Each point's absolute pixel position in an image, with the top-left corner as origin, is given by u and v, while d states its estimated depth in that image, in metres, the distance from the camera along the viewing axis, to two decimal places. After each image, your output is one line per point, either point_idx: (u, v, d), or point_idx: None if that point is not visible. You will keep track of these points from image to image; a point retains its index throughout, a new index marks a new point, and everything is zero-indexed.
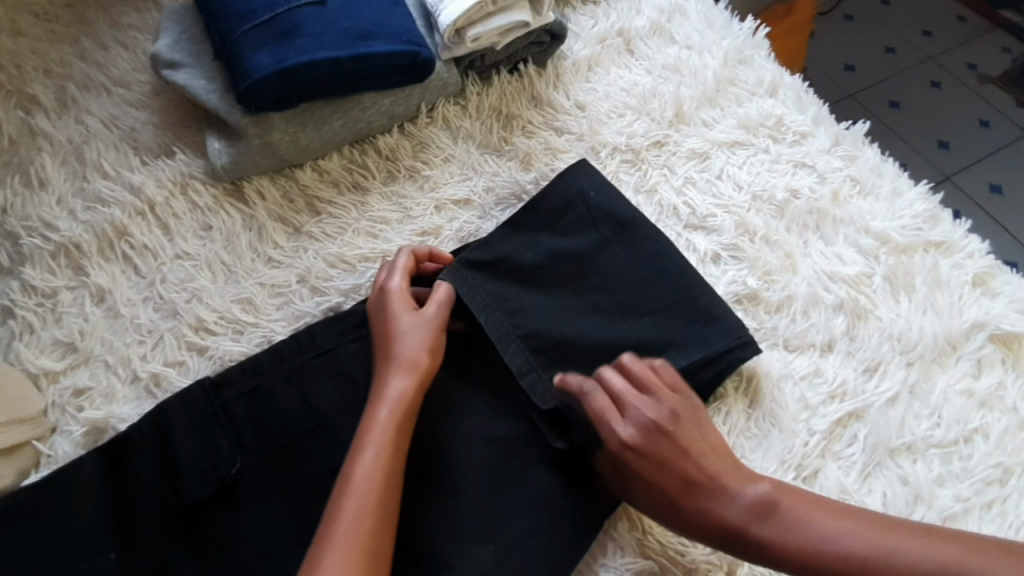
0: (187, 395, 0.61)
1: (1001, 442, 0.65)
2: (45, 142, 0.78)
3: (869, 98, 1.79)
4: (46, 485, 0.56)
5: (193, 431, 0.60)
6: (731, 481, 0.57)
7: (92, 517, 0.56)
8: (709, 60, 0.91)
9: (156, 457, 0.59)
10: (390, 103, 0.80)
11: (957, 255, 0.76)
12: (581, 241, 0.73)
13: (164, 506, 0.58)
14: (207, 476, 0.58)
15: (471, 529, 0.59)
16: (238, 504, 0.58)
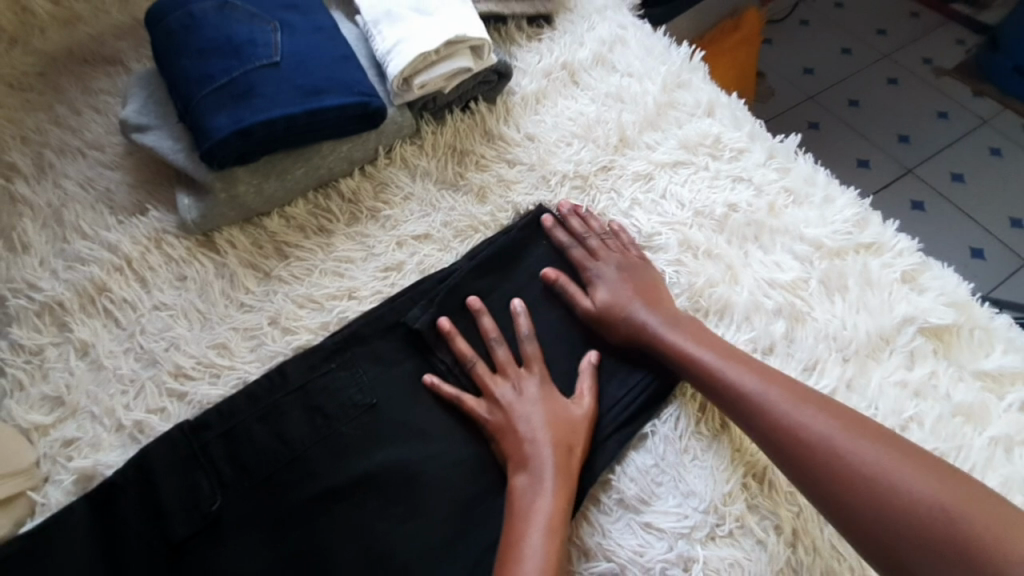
0: (168, 439, 0.65)
1: (935, 429, 0.68)
2: (25, 208, 0.82)
3: (827, 99, 1.86)
4: (39, 534, 0.60)
5: (178, 472, 0.64)
6: (763, 375, 0.67)
7: (84, 560, 0.60)
8: (649, 86, 0.97)
9: (141, 500, 0.63)
10: (349, 149, 0.85)
11: (888, 254, 0.81)
12: (537, 276, 0.79)
13: (152, 545, 0.61)
14: (192, 514, 0.62)
15: (442, 546, 0.62)
16: (221, 539, 0.62)
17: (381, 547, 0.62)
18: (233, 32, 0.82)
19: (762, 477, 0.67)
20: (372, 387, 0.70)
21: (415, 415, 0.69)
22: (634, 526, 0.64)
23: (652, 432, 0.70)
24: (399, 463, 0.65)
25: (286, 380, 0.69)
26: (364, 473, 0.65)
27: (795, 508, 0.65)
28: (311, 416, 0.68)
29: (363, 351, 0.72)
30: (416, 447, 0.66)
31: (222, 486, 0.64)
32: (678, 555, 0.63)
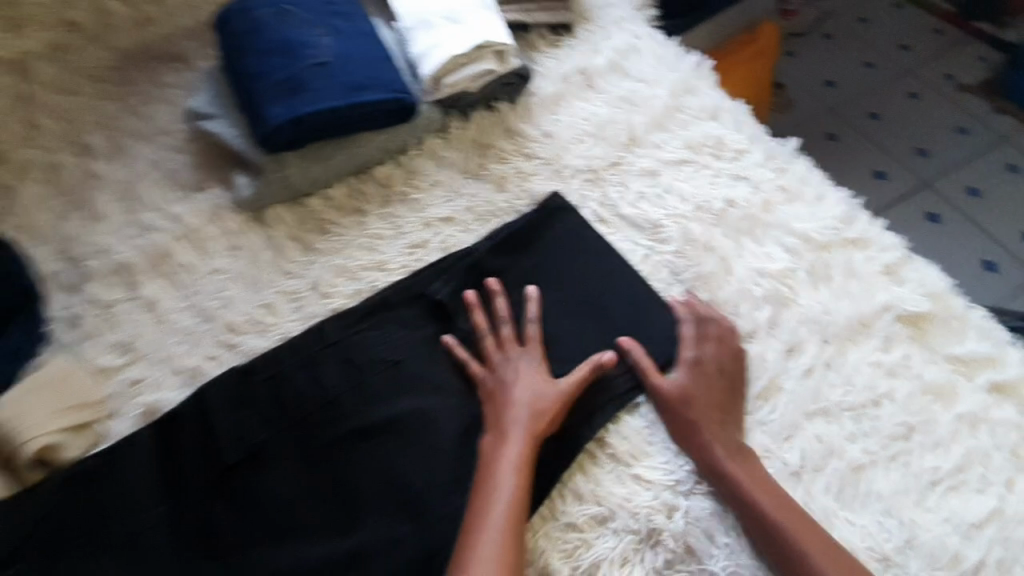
0: (222, 381, 0.76)
1: (905, 404, 0.75)
2: (103, 183, 0.94)
3: (848, 110, 1.86)
4: (114, 452, 0.72)
5: (228, 409, 0.74)
6: (757, 478, 0.69)
7: (148, 477, 0.71)
8: (659, 91, 1.06)
9: (197, 431, 0.73)
10: (384, 140, 0.96)
11: (873, 249, 0.88)
12: (547, 254, 0.87)
13: (204, 470, 0.72)
14: (240, 445, 0.72)
15: (453, 484, 0.71)
16: (264, 468, 0.72)
17: (401, 479, 0.71)
18: (289, 36, 0.93)
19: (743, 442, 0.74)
20: (397, 346, 0.79)
21: (434, 372, 0.78)
22: (625, 477, 0.72)
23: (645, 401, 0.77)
24: (418, 411, 0.74)
25: (323, 337, 0.79)
26: (387, 418, 0.74)
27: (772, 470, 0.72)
28: (343, 368, 0.77)
29: (390, 315, 0.81)
30: (434, 398, 0.76)
31: (266, 423, 0.74)
32: (662, 503, 0.70)
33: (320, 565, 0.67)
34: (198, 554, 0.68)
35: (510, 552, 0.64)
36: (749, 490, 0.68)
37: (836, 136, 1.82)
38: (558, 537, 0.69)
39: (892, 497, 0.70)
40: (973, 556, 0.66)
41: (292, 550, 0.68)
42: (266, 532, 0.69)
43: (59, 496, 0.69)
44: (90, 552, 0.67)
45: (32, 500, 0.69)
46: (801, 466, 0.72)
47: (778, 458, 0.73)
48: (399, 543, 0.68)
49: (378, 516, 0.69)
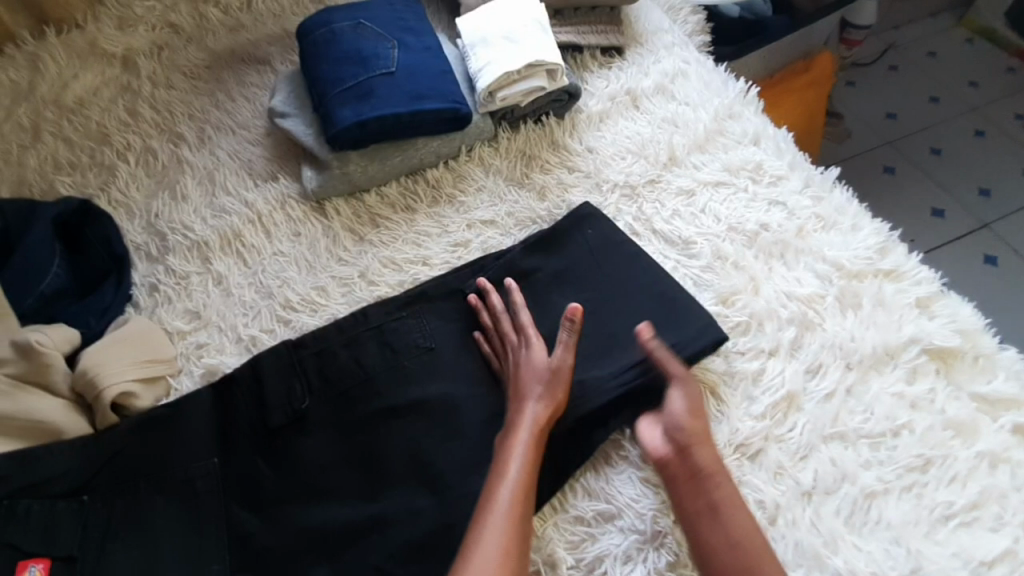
0: (275, 351, 0.84)
1: (924, 436, 0.76)
2: (188, 169, 1.06)
3: (908, 145, 1.80)
4: (177, 405, 0.80)
5: (281, 376, 0.82)
6: (718, 484, 0.69)
7: (204, 430, 0.79)
8: (703, 114, 1.09)
9: (251, 393, 0.81)
10: (438, 145, 1.03)
11: (906, 282, 0.89)
12: (578, 256, 0.91)
13: (253, 428, 0.80)
14: (285, 409, 0.80)
15: (473, 465, 0.76)
16: (305, 432, 0.79)
17: (425, 454, 0.77)
18: (361, 47, 1.03)
19: (755, 458, 0.76)
20: (434, 335, 0.85)
21: (465, 360, 0.84)
22: (634, 479, 0.76)
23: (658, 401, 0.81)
24: (447, 394, 0.80)
25: (371, 319, 0.86)
26: (419, 400, 0.80)
27: (782, 488, 0.73)
28: (384, 350, 0.84)
29: (430, 305, 0.88)
30: (464, 384, 0.82)
31: (312, 392, 0.81)
32: (669, 507, 0.73)
33: (345, 524, 0.73)
34: (240, 503, 0.76)
35: (516, 533, 0.64)
36: (707, 489, 0.69)
37: (893, 168, 1.76)
38: (566, 529, 0.73)
39: (902, 526, 0.71)
40: None
41: (323, 509, 0.75)
42: (300, 489, 0.76)
43: (127, 438, 0.78)
44: (149, 491, 0.75)
45: (104, 440, 0.77)
46: (811, 486, 0.73)
47: (789, 477, 0.74)
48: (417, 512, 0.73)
49: (401, 486, 0.75)
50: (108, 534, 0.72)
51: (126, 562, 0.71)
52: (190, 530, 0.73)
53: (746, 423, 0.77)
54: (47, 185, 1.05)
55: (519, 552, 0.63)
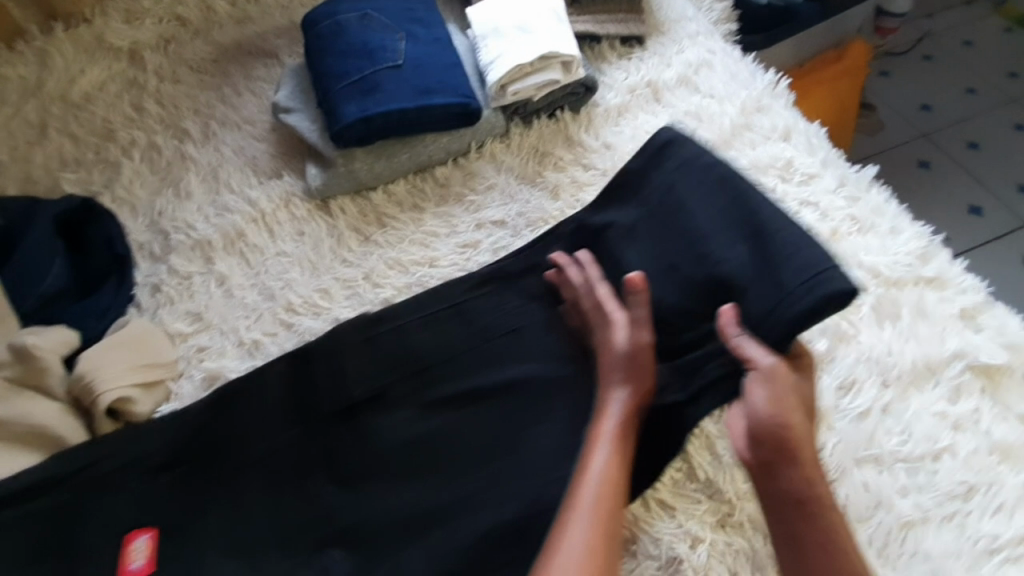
0: (349, 325, 0.79)
1: (968, 461, 0.69)
2: (192, 165, 1.03)
3: (944, 139, 1.66)
4: (242, 381, 0.77)
5: (326, 362, 0.77)
6: (821, 509, 0.58)
7: (271, 405, 0.76)
8: (729, 108, 1.03)
9: (322, 368, 0.77)
10: (447, 141, 0.99)
11: (949, 290, 0.82)
12: (665, 199, 0.82)
13: (321, 405, 0.75)
14: (359, 385, 0.76)
15: (561, 452, 0.70)
16: (350, 422, 0.75)
17: (479, 449, 0.72)
18: (368, 39, 0.98)
19: None
20: (486, 324, 0.80)
21: (516, 350, 0.78)
22: (649, 502, 0.70)
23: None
24: (499, 384, 0.75)
25: (420, 306, 0.82)
26: (470, 391, 0.75)
27: None
28: (433, 339, 0.79)
29: (480, 294, 0.83)
30: (517, 373, 0.76)
31: (359, 380, 0.76)
32: (687, 534, 0.68)
33: (414, 512, 0.68)
34: (277, 494, 0.71)
35: (608, 535, 0.58)
36: (808, 520, 0.58)
37: (929, 163, 1.63)
38: None
39: (944, 560, 0.64)
40: None
41: (365, 503, 0.70)
42: (343, 483, 0.71)
43: (166, 426, 0.74)
44: (188, 481, 0.72)
45: (172, 419, 0.75)
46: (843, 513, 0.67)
47: None
48: (470, 510, 0.68)
49: (451, 483, 0.70)
50: (190, 509, 0.71)
51: (211, 539, 0.69)
52: (263, 510, 0.70)
53: None
54: (52, 182, 1.03)
55: (609, 554, 0.57)
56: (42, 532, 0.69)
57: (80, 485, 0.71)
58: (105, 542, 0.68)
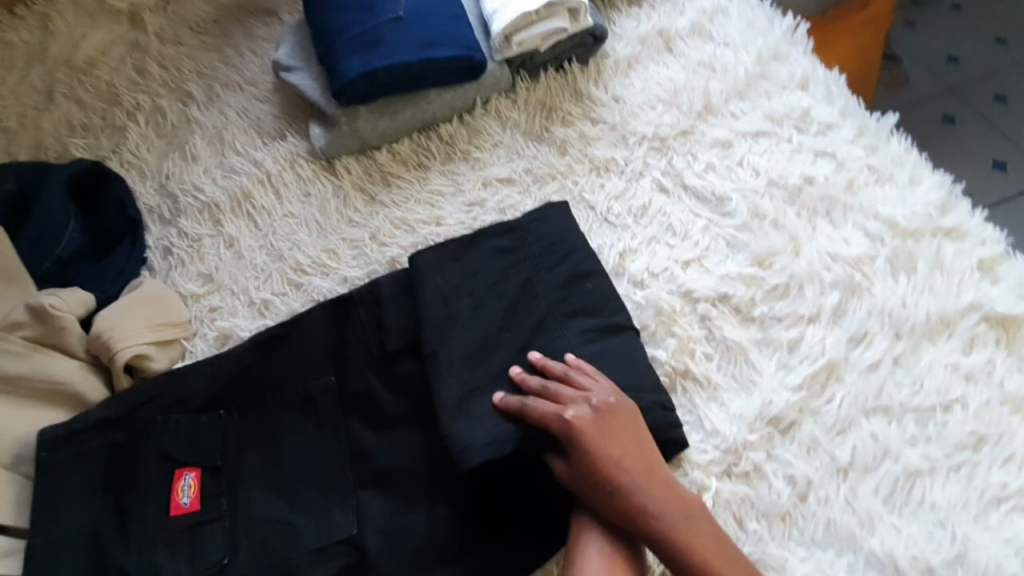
0: (395, 274, 0.80)
1: (978, 412, 0.69)
2: (198, 128, 1.03)
3: (972, 92, 1.58)
4: (292, 324, 0.78)
5: (367, 311, 0.79)
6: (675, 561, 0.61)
7: (320, 349, 0.78)
8: (744, 56, 0.99)
9: (370, 315, 0.79)
10: (451, 97, 0.96)
11: (968, 242, 0.80)
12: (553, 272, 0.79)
13: (371, 350, 0.77)
14: (404, 334, 0.77)
15: None
16: (388, 372, 0.76)
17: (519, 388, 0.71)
18: None
19: (788, 432, 0.70)
20: (524, 265, 0.79)
21: (558, 288, 0.77)
22: None
23: (699, 339, 0.76)
24: (539, 324, 0.75)
25: (460, 245, 0.81)
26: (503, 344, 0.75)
27: (815, 464, 0.68)
28: (469, 280, 0.78)
29: (517, 236, 0.81)
30: (562, 314, 0.75)
31: (397, 329, 0.77)
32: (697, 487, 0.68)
33: None
34: (316, 438, 0.73)
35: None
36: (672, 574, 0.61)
37: (954, 118, 1.55)
38: None
39: (949, 509, 0.64)
40: None
41: (403, 448, 0.72)
42: (383, 428, 0.74)
43: (210, 370, 0.76)
44: (232, 424, 0.74)
45: (229, 358, 0.77)
46: (849, 463, 0.67)
47: (824, 452, 0.68)
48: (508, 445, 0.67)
49: (489, 418, 0.69)
50: (244, 444, 0.73)
51: (264, 471, 0.72)
52: (314, 447, 0.73)
53: (778, 390, 0.72)
54: (62, 148, 1.04)
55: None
56: (98, 469, 0.71)
57: (130, 426, 0.73)
58: (153, 479, 0.70)
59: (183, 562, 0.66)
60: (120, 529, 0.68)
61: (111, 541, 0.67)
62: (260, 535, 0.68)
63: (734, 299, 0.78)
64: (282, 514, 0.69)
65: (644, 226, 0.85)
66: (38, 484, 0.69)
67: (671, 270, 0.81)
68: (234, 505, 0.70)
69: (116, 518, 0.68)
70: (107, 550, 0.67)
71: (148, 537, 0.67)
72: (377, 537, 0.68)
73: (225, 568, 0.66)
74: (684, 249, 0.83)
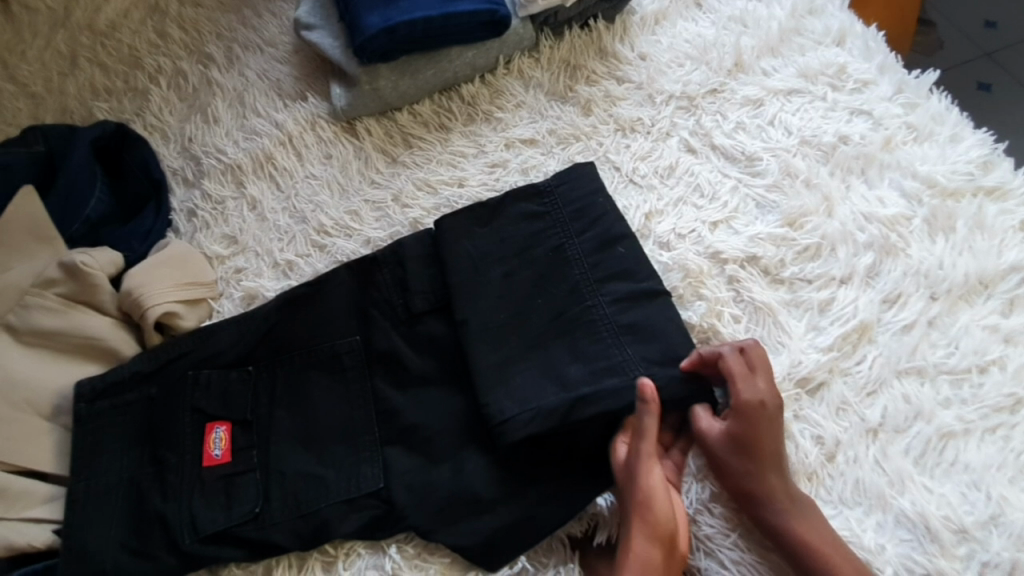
0: (418, 236, 0.80)
1: (1017, 374, 0.67)
2: (218, 90, 1.02)
3: (1012, 57, 1.46)
4: (316, 284, 0.79)
5: (390, 272, 0.79)
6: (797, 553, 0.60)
7: (345, 309, 0.78)
8: (777, 11, 0.95)
9: (393, 276, 0.79)
10: (473, 56, 0.95)
11: (1011, 201, 0.77)
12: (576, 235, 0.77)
13: (396, 311, 0.77)
14: (428, 294, 0.77)
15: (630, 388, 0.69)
16: (412, 332, 0.77)
17: (551, 356, 0.71)
18: None
19: (816, 392, 0.69)
20: (552, 230, 0.78)
21: (586, 252, 0.76)
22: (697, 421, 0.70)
23: (727, 301, 0.75)
24: (565, 284, 0.74)
25: (488, 210, 0.80)
26: (534, 308, 0.74)
27: (844, 424, 0.67)
28: (496, 245, 0.78)
29: (545, 201, 0.80)
30: (589, 275, 0.74)
31: (422, 291, 0.77)
32: None
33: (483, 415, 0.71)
34: (342, 396, 0.74)
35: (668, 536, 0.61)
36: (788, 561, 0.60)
37: (991, 85, 1.44)
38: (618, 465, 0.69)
39: (984, 470, 0.63)
40: None
41: (429, 406, 0.73)
42: (409, 388, 0.74)
43: (238, 329, 0.77)
44: (260, 382, 0.75)
45: (255, 319, 0.78)
46: (880, 423, 0.66)
47: (854, 413, 0.67)
48: (550, 418, 0.66)
49: (528, 390, 0.69)
50: (273, 400, 0.74)
51: (293, 426, 0.73)
52: (343, 404, 0.74)
53: (807, 349, 0.71)
54: (86, 112, 1.04)
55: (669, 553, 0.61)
56: (134, 421, 0.73)
57: (164, 381, 0.75)
58: (187, 431, 0.71)
59: (218, 510, 0.68)
60: (155, 479, 0.70)
61: (148, 490, 0.69)
62: (290, 488, 0.69)
63: (763, 261, 0.76)
64: (311, 467, 0.70)
65: (671, 187, 0.84)
66: (78, 434, 0.72)
67: (698, 231, 0.79)
68: (265, 458, 0.71)
69: (151, 469, 0.70)
70: (144, 497, 0.68)
71: (184, 486, 0.69)
72: (404, 490, 0.68)
73: (257, 517, 0.68)
74: (711, 210, 0.81)
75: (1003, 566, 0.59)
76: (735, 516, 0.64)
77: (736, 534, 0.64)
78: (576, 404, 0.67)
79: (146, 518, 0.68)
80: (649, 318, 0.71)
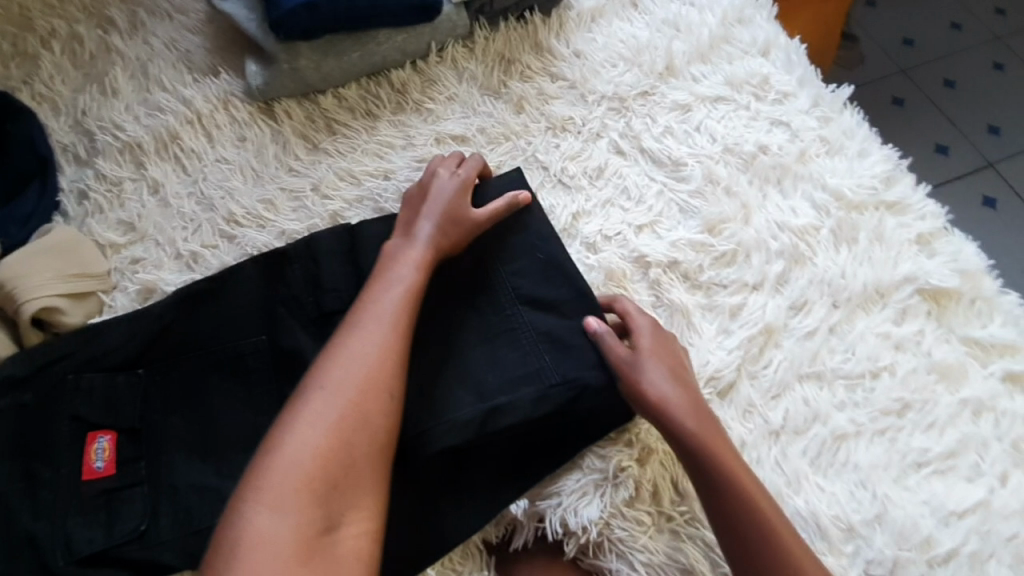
0: (334, 233, 0.76)
1: (905, 379, 0.72)
2: (117, 58, 0.92)
3: (923, 75, 1.56)
4: (218, 280, 0.73)
5: (301, 268, 0.74)
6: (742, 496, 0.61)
7: (251, 307, 0.73)
8: (709, 17, 0.96)
9: (305, 272, 0.74)
10: (403, 41, 0.90)
11: (909, 216, 0.82)
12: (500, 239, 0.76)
13: (306, 309, 0.73)
14: (342, 293, 0.74)
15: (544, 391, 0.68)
16: (324, 333, 0.73)
17: (472, 365, 0.70)
18: None
19: (726, 395, 0.71)
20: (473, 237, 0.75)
21: (504, 263, 0.74)
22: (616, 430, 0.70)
23: (648, 305, 0.76)
24: (484, 289, 0.73)
25: None
26: (450, 313, 0.72)
27: (750, 426, 0.70)
28: None
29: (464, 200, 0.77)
30: (508, 281, 0.73)
31: (334, 289, 0.74)
32: (636, 450, 0.68)
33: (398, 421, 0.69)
34: (245, 401, 0.69)
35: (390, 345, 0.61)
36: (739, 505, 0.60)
37: (904, 101, 1.53)
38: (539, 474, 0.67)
39: (872, 470, 0.68)
40: (946, 541, 0.65)
41: None
42: None
43: (128, 328, 0.70)
44: (152, 385, 0.69)
45: (148, 316, 0.71)
46: (782, 426, 0.70)
47: (759, 416, 0.70)
48: (467, 430, 0.66)
49: (447, 403, 0.68)
50: (166, 406, 0.68)
51: (189, 434, 0.67)
52: (246, 410, 0.69)
53: (718, 353, 0.73)
54: None
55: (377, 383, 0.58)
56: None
57: (39, 385, 0.67)
58: (64, 443, 0.64)
59: (97, 530, 0.62)
60: (24, 496, 0.62)
61: (14, 509, 0.62)
62: (183, 501, 0.65)
63: (683, 265, 0.78)
64: (207, 479, 0.66)
65: (599, 188, 0.84)
66: None
67: (624, 234, 0.80)
68: (154, 470, 0.66)
69: (19, 485, 0.63)
70: (9, 518, 0.61)
71: (57, 503, 0.62)
72: None
73: (143, 535, 0.63)
74: (637, 213, 0.81)
75: (885, 562, 0.64)
76: (647, 520, 0.66)
77: (646, 537, 0.65)
78: (491, 414, 0.67)
79: (11, 541, 0.61)
80: (562, 327, 0.71)
